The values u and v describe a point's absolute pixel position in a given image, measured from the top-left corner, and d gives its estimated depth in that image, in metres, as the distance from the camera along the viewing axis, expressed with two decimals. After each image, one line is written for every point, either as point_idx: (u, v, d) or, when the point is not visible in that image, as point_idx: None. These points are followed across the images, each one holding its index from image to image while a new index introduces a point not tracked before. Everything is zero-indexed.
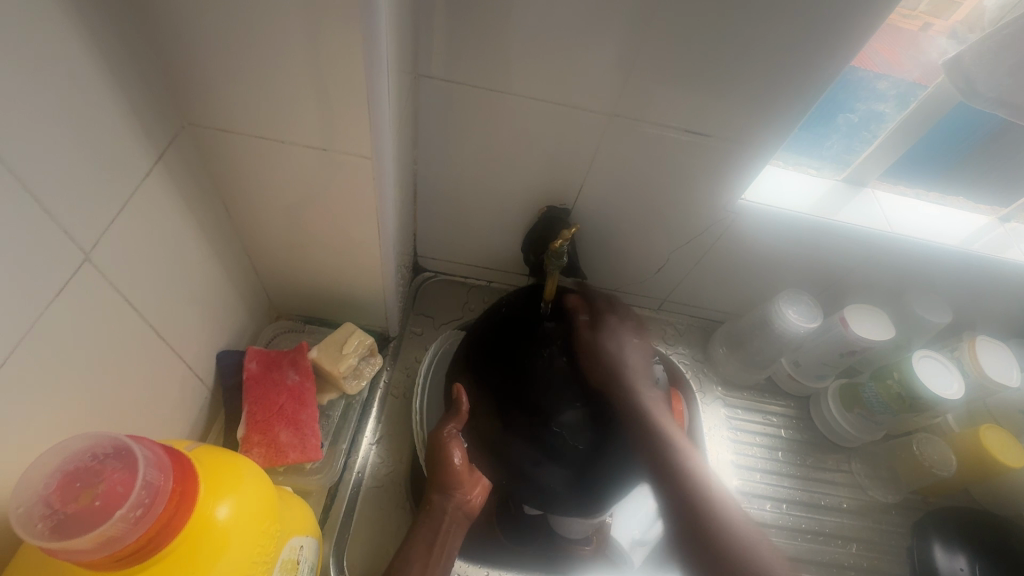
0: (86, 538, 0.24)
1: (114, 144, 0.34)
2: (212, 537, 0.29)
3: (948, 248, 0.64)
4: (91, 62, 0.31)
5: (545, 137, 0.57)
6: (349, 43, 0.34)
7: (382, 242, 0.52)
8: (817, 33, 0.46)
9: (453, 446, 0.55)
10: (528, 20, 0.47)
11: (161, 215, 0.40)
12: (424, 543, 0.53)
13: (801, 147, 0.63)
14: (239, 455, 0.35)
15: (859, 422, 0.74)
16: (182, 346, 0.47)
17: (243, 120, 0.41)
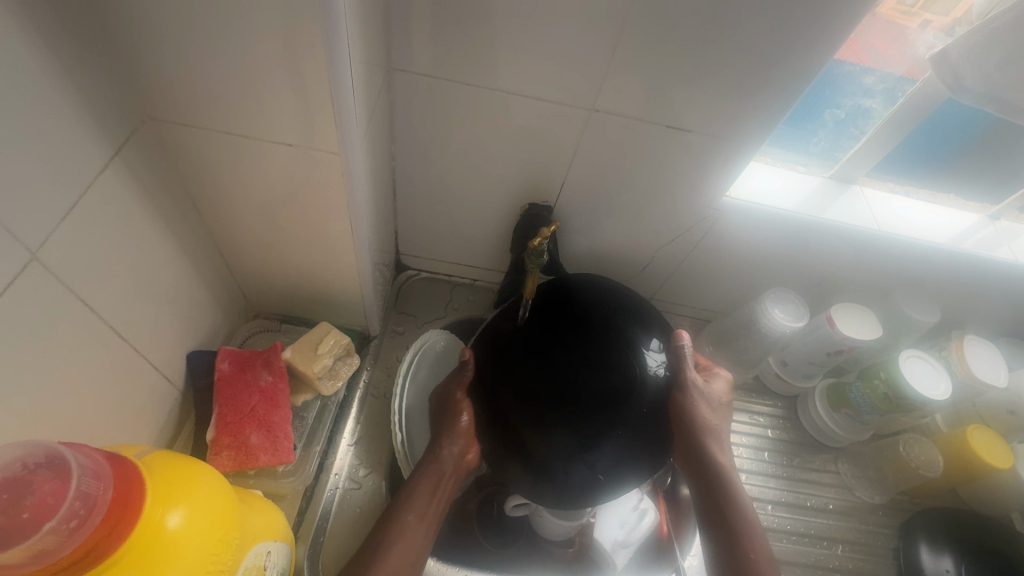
0: (14, 553, 0.23)
1: (64, 140, 0.33)
2: (161, 547, 0.28)
3: (936, 246, 0.63)
4: (35, 54, 0.30)
5: (524, 132, 0.56)
6: (307, 33, 0.33)
7: (356, 239, 0.51)
8: (799, 26, 0.44)
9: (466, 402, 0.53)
10: (502, 13, 0.46)
11: (121, 212, 0.39)
12: (425, 489, 0.50)
13: (788, 143, 0.62)
14: (198, 461, 0.34)
15: (846, 422, 0.73)
16: (148, 346, 0.46)
17: (205, 114, 0.39)
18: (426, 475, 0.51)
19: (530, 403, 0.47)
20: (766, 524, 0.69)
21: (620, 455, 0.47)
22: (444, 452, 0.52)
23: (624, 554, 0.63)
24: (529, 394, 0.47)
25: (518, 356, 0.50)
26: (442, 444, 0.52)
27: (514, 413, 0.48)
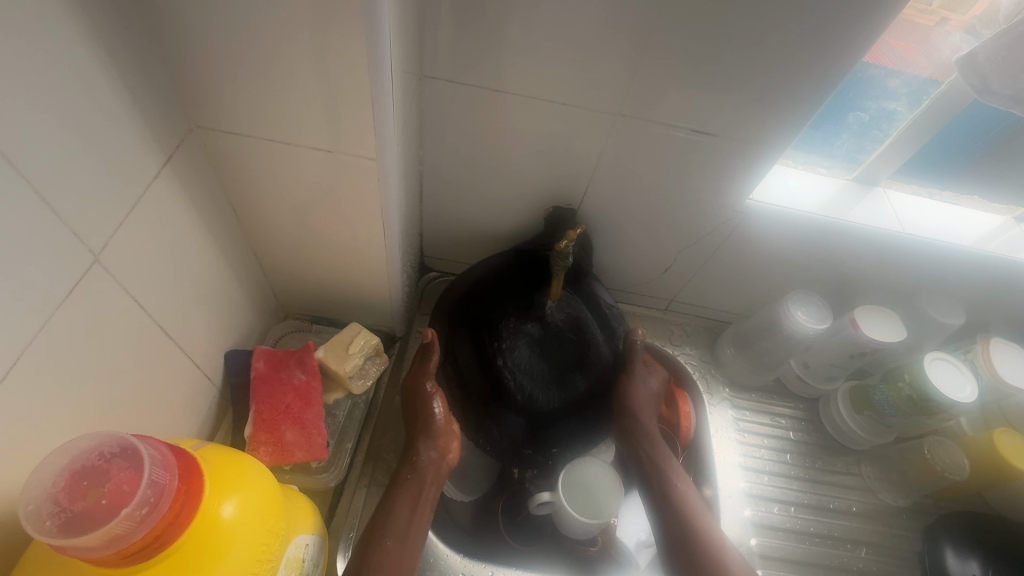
0: (94, 536, 0.24)
1: (122, 147, 0.35)
2: (217, 536, 0.29)
3: (963, 248, 0.63)
4: (99, 66, 0.32)
5: (549, 137, 0.57)
6: (351, 44, 0.35)
7: (387, 242, 0.53)
8: (825, 30, 0.45)
9: (436, 399, 0.58)
10: (531, 20, 0.47)
11: (170, 216, 0.41)
12: (408, 501, 0.53)
13: (811, 146, 0.63)
14: (245, 455, 0.35)
15: (869, 425, 0.73)
16: (191, 346, 0.47)
17: (248, 122, 0.41)
18: (411, 482, 0.55)
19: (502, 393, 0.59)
20: (788, 526, 0.69)
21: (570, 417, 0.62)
22: (426, 456, 0.56)
23: (647, 553, 0.64)
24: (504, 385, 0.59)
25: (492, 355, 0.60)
26: (420, 449, 0.56)
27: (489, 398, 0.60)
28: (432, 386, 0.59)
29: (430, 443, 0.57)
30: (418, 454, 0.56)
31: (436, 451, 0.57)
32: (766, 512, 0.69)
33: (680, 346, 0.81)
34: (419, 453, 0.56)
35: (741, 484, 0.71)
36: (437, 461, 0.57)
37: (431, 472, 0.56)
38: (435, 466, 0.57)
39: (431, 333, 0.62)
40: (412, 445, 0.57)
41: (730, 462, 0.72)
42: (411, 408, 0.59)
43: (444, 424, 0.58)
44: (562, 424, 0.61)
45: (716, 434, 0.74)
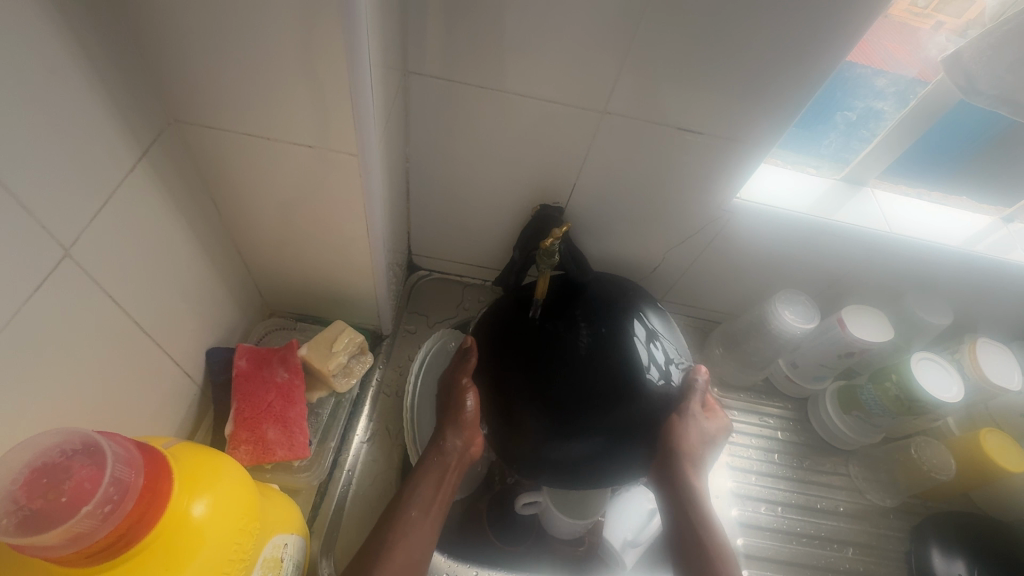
0: (52, 534, 0.24)
1: (95, 140, 0.34)
2: (187, 535, 0.29)
3: (949, 248, 0.63)
4: (70, 58, 0.31)
5: (535, 135, 0.57)
6: (329, 38, 0.34)
7: (371, 239, 0.52)
8: (811, 28, 0.45)
9: (468, 392, 0.56)
10: (516, 16, 0.47)
11: (147, 211, 0.41)
12: (432, 480, 0.53)
13: (799, 146, 0.63)
14: (220, 453, 0.35)
15: (857, 425, 0.73)
16: (170, 343, 0.47)
17: (226, 116, 0.41)
18: (435, 463, 0.54)
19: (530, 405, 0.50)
20: (775, 526, 0.69)
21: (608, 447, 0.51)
22: (450, 444, 0.55)
23: (634, 553, 0.62)
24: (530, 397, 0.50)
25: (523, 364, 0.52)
26: (447, 436, 0.55)
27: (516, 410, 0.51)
28: (466, 380, 0.57)
29: (455, 432, 0.55)
30: (443, 440, 0.55)
31: (462, 441, 0.55)
32: (753, 511, 0.69)
33: None
34: (444, 438, 0.55)
35: (728, 483, 0.71)
36: (461, 451, 0.55)
37: (454, 460, 0.55)
38: (459, 454, 0.55)
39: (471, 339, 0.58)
40: (440, 430, 0.56)
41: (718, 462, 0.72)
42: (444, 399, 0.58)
43: (474, 418, 0.56)
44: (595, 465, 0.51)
45: None
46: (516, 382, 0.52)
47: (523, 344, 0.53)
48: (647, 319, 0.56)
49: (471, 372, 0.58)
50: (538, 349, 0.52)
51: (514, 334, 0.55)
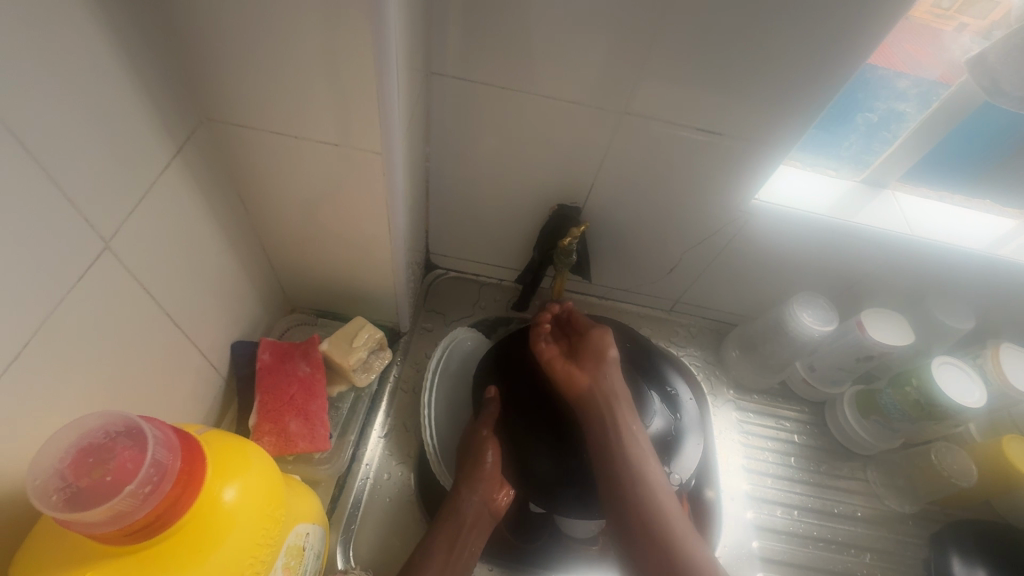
0: (98, 511, 0.25)
1: (134, 137, 0.36)
2: (219, 518, 0.30)
3: (970, 251, 0.62)
4: (112, 57, 0.32)
5: (554, 135, 0.57)
6: (358, 40, 0.35)
7: (392, 237, 0.53)
8: (833, 28, 0.45)
9: (489, 448, 0.57)
10: (537, 17, 0.47)
11: (179, 207, 0.42)
12: (445, 540, 0.54)
13: (818, 148, 0.62)
14: (248, 440, 0.36)
15: (876, 429, 0.73)
16: (198, 335, 0.48)
17: (257, 116, 0.42)
18: (449, 521, 0.55)
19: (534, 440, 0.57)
20: (791, 530, 0.68)
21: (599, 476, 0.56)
22: (467, 501, 0.55)
23: None
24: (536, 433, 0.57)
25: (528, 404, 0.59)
26: (463, 493, 0.56)
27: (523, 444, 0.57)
28: (486, 432, 0.58)
29: (471, 490, 0.56)
30: (460, 497, 0.56)
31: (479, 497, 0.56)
32: (768, 515, 0.69)
33: (683, 347, 0.80)
34: (460, 495, 0.56)
35: (743, 485, 0.70)
36: (480, 506, 0.56)
37: (471, 516, 0.55)
38: (478, 511, 0.56)
39: (492, 389, 0.60)
40: (456, 488, 0.56)
41: (734, 464, 0.72)
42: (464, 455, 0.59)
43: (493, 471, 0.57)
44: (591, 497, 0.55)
45: (719, 436, 0.74)
46: (517, 418, 0.58)
47: (533, 387, 0.60)
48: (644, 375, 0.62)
49: (492, 424, 0.59)
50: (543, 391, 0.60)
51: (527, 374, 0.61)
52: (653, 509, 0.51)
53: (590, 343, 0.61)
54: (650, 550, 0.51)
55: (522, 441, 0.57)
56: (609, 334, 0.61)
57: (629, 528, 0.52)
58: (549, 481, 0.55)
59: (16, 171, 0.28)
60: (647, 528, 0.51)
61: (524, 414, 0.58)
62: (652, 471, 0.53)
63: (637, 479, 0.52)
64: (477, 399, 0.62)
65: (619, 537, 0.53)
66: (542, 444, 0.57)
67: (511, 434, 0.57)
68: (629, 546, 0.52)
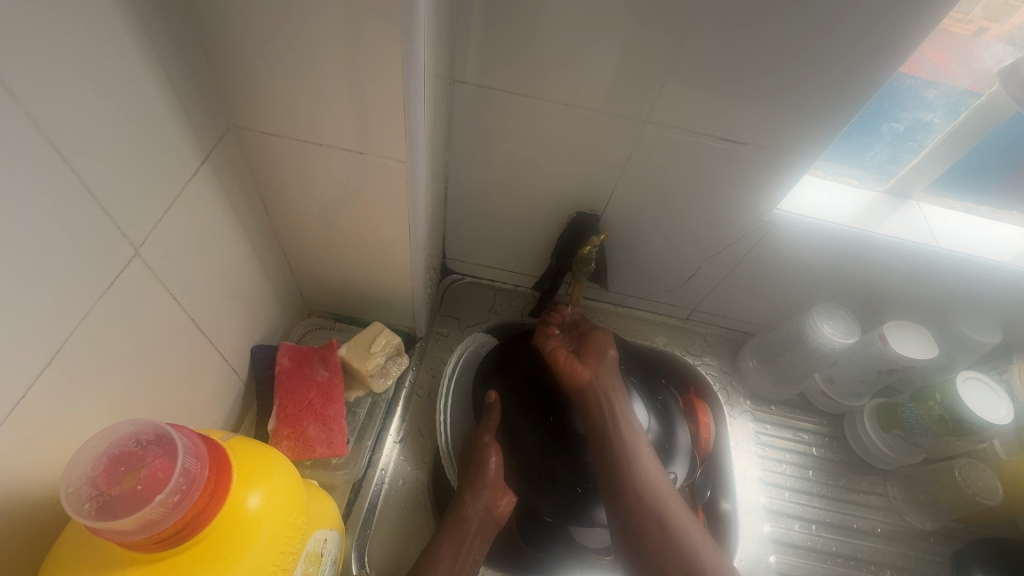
0: (129, 520, 0.25)
1: (165, 145, 0.36)
2: (245, 524, 0.30)
3: (998, 265, 0.61)
4: (146, 66, 0.33)
5: (575, 143, 0.57)
6: (387, 50, 0.35)
7: (412, 243, 0.53)
8: (863, 38, 0.44)
9: (492, 452, 0.57)
10: (561, 26, 0.47)
11: (205, 214, 0.42)
12: (450, 549, 0.53)
13: (842, 157, 0.61)
14: (271, 447, 0.36)
15: (897, 444, 0.71)
16: (219, 339, 0.49)
17: (282, 123, 0.42)
18: (453, 529, 0.55)
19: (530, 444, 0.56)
20: (808, 544, 0.67)
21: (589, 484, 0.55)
22: (471, 507, 0.55)
23: None
24: (534, 436, 0.56)
25: (528, 409, 0.58)
26: (467, 499, 0.56)
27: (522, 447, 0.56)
28: (489, 438, 0.58)
29: (475, 496, 0.56)
30: (464, 504, 0.56)
31: (483, 502, 0.56)
32: (786, 529, 0.68)
33: (699, 356, 0.80)
34: (465, 501, 0.56)
35: (760, 498, 0.70)
36: (484, 512, 0.56)
37: (475, 524, 0.55)
38: (480, 518, 0.56)
39: (492, 394, 0.60)
40: (460, 494, 0.56)
41: (751, 475, 0.71)
42: (466, 461, 0.58)
43: (496, 478, 0.57)
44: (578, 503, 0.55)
45: (736, 447, 0.73)
46: (517, 420, 0.58)
47: (532, 390, 0.60)
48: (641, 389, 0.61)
49: (493, 430, 0.58)
50: (542, 398, 0.59)
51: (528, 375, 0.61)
52: (654, 503, 0.49)
53: (593, 342, 0.61)
54: (655, 549, 0.47)
55: (524, 444, 0.57)
56: (610, 337, 0.61)
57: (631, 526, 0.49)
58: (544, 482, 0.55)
59: (50, 179, 0.28)
60: (649, 523, 0.48)
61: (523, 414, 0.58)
62: (651, 464, 0.51)
63: (636, 473, 0.50)
64: (479, 404, 0.62)
65: (622, 540, 0.50)
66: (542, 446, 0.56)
67: (509, 434, 0.57)
68: (632, 547, 0.49)
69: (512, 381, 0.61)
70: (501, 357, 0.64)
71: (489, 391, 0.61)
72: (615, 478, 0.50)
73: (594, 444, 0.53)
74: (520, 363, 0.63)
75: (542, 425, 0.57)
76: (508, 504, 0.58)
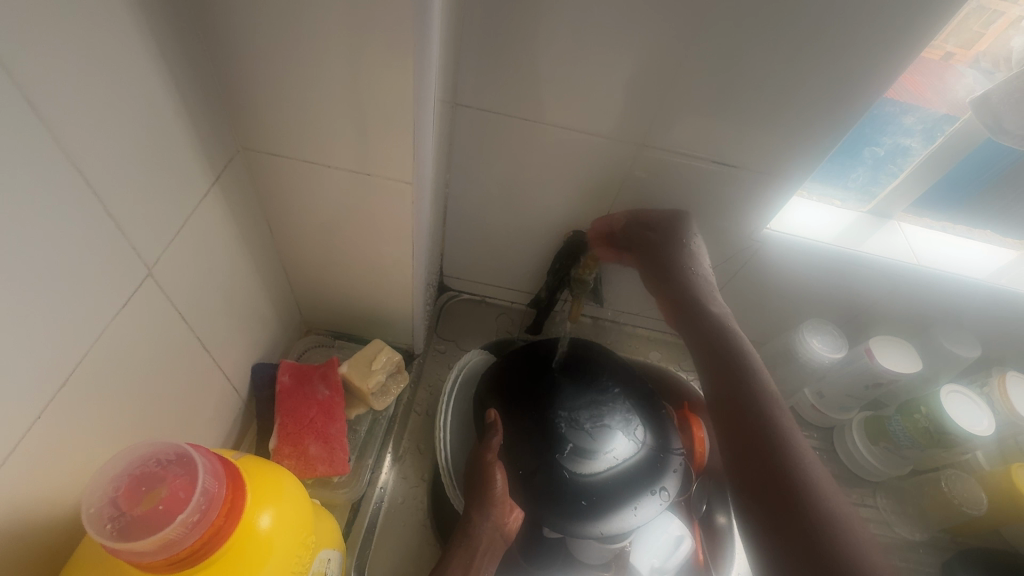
0: (150, 540, 0.26)
1: (179, 167, 0.37)
2: (257, 544, 0.30)
3: (976, 281, 0.64)
4: (163, 90, 0.34)
5: (573, 164, 0.59)
6: (398, 76, 0.36)
7: (414, 261, 0.54)
8: (845, 68, 0.47)
9: (497, 468, 0.56)
10: (561, 55, 0.49)
11: (214, 233, 0.43)
12: (461, 567, 0.53)
13: (826, 178, 0.64)
14: (282, 468, 0.36)
15: (886, 456, 0.73)
16: (223, 358, 0.49)
17: (292, 146, 0.43)
18: (464, 546, 0.54)
19: (530, 457, 0.57)
20: None
21: (598, 493, 0.55)
22: (480, 526, 0.55)
23: None
24: (533, 454, 0.57)
25: (527, 430, 0.58)
26: (475, 517, 0.55)
27: (523, 463, 0.57)
28: (491, 456, 0.57)
29: (483, 514, 0.55)
30: (472, 522, 0.55)
31: (492, 520, 0.56)
32: None
33: (692, 371, 0.81)
34: (473, 519, 0.55)
35: None
36: (493, 530, 0.56)
37: (485, 542, 0.55)
38: (490, 534, 0.55)
39: (493, 412, 0.60)
40: (468, 512, 0.56)
41: None
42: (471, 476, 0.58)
43: (503, 493, 0.56)
44: (583, 513, 0.54)
45: None
46: (515, 436, 0.58)
47: (529, 411, 0.60)
48: (630, 400, 0.62)
49: (496, 448, 0.57)
50: (539, 411, 0.60)
51: (540, 410, 0.59)
52: (790, 453, 0.49)
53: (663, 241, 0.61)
54: (801, 510, 0.46)
55: (525, 459, 0.57)
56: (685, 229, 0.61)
57: (772, 482, 0.48)
58: (548, 492, 0.55)
59: (71, 201, 0.29)
60: (783, 475, 0.48)
61: (531, 450, 0.57)
62: (785, 416, 0.52)
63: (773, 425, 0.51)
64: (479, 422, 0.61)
65: (754, 496, 0.49)
66: (546, 467, 0.56)
67: (512, 449, 0.58)
68: (759, 501, 0.48)
69: (507, 394, 0.62)
70: (494, 372, 0.64)
71: (489, 409, 0.61)
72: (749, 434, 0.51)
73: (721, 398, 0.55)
74: (513, 376, 0.63)
75: (540, 445, 0.57)
76: (517, 518, 0.58)
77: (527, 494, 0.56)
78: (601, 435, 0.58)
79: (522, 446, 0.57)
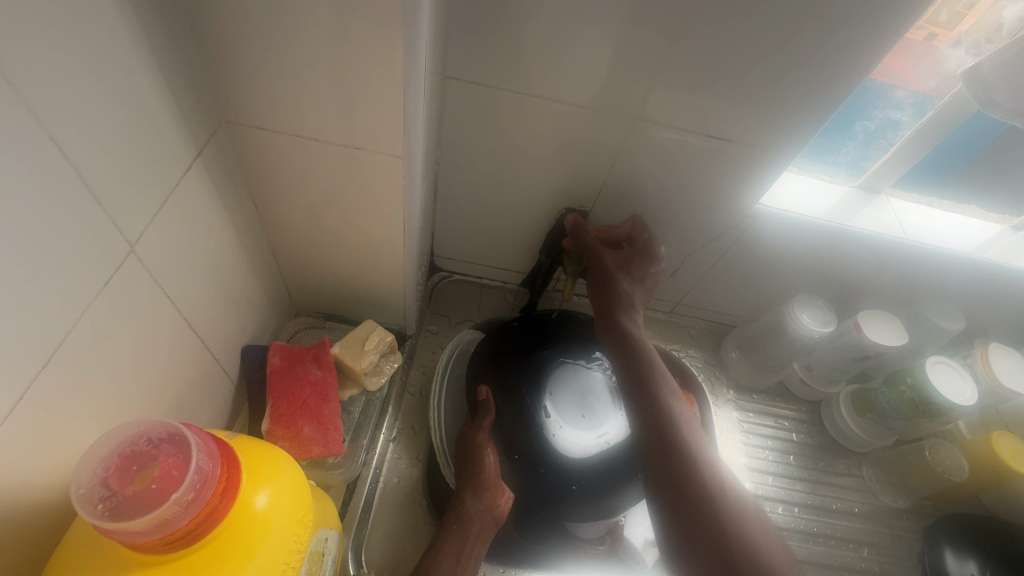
0: (145, 519, 0.25)
1: (160, 140, 0.35)
2: (252, 525, 0.30)
3: (962, 255, 0.65)
4: (141, 56, 0.32)
5: (565, 139, 0.58)
6: (390, 42, 0.35)
7: (405, 240, 0.53)
8: (845, 38, 0.46)
9: (487, 449, 0.57)
10: (554, 24, 0.48)
11: (198, 209, 0.41)
12: (452, 551, 0.53)
13: (816, 156, 0.64)
14: (277, 447, 0.36)
15: (870, 427, 0.75)
16: (211, 338, 0.48)
17: (277, 119, 0.41)
18: (454, 529, 0.54)
19: (523, 439, 0.58)
20: (792, 526, 0.70)
21: (587, 471, 0.57)
22: (471, 508, 0.55)
23: (653, 552, 0.64)
24: (524, 436, 0.58)
25: (521, 411, 0.59)
26: (466, 500, 0.55)
27: (514, 446, 0.58)
28: (483, 437, 0.57)
29: (475, 496, 0.55)
30: (464, 505, 0.55)
31: (483, 503, 0.55)
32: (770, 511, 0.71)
33: (683, 348, 0.82)
34: (464, 502, 0.55)
35: (746, 484, 0.72)
36: (484, 512, 0.55)
37: (476, 525, 0.55)
38: (481, 517, 0.55)
39: (486, 390, 0.60)
40: (459, 495, 0.55)
41: (736, 462, 0.74)
42: (462, 457, 0.58)
43: (494, 476, 0.56)
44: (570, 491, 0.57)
45: (721, 435, 0.76)
46: (510, 417, 0.59)
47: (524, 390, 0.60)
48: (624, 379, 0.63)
49: (487, 428, 0.58)
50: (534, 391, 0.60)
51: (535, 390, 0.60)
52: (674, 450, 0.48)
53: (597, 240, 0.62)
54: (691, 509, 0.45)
55: (519, 442, 0.58)
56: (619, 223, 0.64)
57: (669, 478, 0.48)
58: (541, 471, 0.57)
59: (46, 172, 0.27)
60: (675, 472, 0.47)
61: (525, 432, 0.58)
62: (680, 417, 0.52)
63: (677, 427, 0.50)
64: (473, 401, 0.62)
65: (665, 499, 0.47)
66: (539, 449, 0.57)
67: (506, 430, 0.58)
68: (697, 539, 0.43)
69: (500, 373, 0.62)
70: (486, 350, 0.64)
71: (482, 386, 0.61)
72: (681, 479, 0.47)
73: (654, 440, 0.50)
74: (507, 355, 0.63)
75: (532, 426, 0.58)
76: (508, 499, 0.57)
77: (520, 477, 0.58)
78: (593, 417, 0.60)
79: (516, 428, 0.58)
